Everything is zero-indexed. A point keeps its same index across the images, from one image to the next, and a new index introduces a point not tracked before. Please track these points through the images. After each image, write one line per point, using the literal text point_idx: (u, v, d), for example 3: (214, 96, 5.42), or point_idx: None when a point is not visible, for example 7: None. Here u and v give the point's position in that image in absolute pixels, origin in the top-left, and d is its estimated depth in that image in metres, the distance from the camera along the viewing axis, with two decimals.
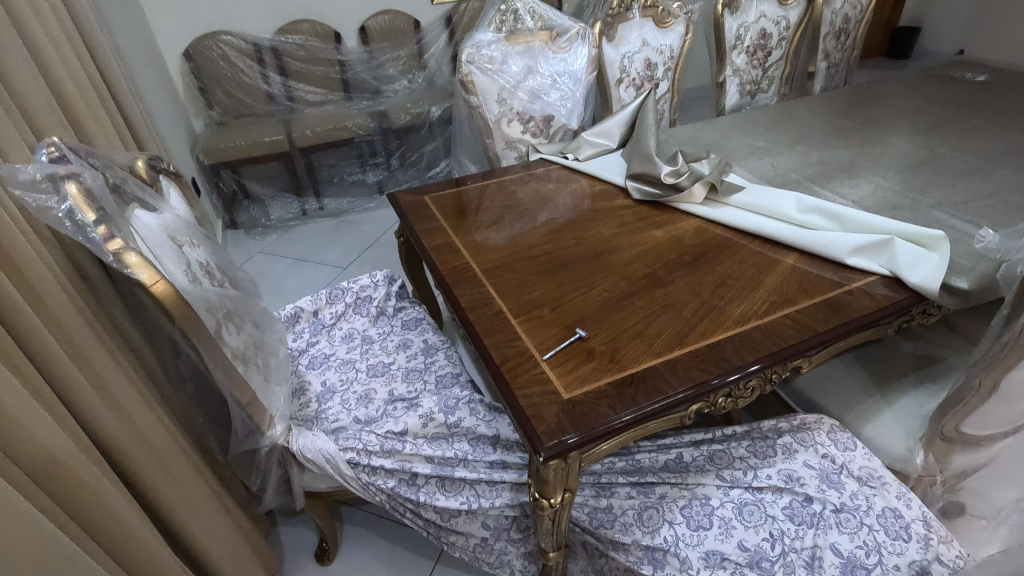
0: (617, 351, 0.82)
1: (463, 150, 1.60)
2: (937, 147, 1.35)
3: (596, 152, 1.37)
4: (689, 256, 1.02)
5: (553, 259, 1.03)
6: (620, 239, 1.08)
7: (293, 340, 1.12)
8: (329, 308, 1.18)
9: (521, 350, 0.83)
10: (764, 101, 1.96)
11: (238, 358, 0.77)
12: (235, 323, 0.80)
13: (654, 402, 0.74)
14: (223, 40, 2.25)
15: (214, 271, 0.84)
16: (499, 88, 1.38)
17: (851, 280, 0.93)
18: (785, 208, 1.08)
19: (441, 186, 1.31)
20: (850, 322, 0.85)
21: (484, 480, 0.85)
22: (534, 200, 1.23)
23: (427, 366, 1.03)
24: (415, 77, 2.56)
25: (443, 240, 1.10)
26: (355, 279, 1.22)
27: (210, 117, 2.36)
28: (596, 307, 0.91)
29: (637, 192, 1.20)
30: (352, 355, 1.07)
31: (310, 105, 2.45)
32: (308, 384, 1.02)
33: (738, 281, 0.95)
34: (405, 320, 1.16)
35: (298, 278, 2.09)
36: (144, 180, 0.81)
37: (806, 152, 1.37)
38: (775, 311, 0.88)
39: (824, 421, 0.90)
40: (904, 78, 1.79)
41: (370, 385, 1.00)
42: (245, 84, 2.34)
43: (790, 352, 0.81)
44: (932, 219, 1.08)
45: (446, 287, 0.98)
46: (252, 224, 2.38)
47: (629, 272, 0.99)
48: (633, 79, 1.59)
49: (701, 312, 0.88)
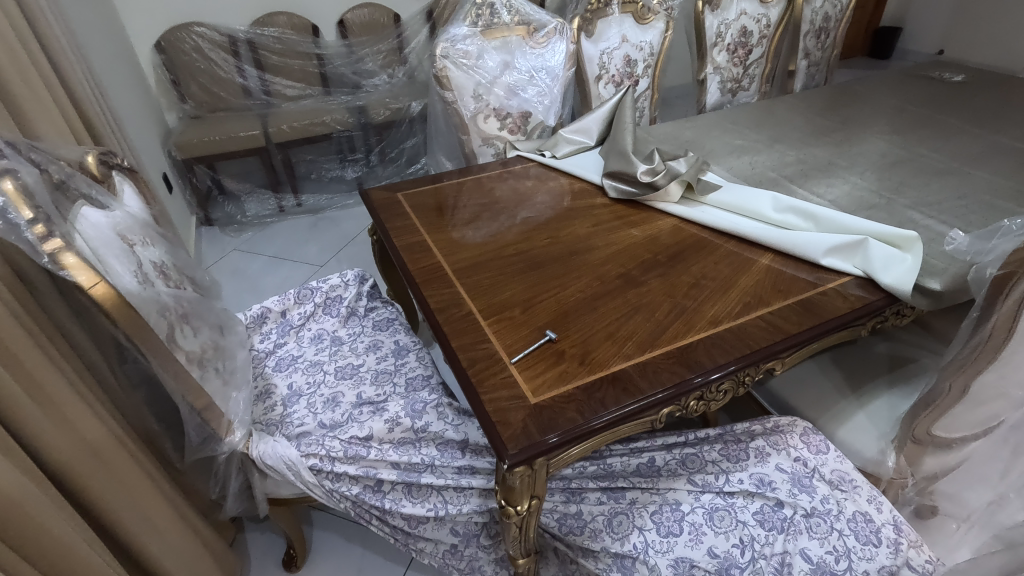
0: (588, 353, 0.80)
1: (439, 146, 1.57)
2: (914, 147, 1.35)
3: (574, 149, 1.35)
4: (663, 256, 1.01)
5: (527, 259, 1.01)
6: (595, 239, 1.06)
7: (260, 340, 1.09)
8: (298, 308, 1.15)
9: (489, 352, 0.81)
10: (745, 99, 1.95)
11: (193, 363, 0.74)
12: (190, 325, 0.77)
13: (625, 405, 0.72)
14: (196, 31, 2.18)
15: (171, 272, 0.80)
16: (475, 83, 1.36)
17: (826, 281, 0.92)
18: (761, 207, 1.07)
19: (418, 184, 1.28)
20: (825, 323, 0.84)
21: (451, 486, 0.83)
22: (510, 198, 1.21)
23: (397, 369, 1.02)
24: (395, 72, 2.50)
25: (416, 239, 1.08)
26: (325, 278, 1.19)
27: (184, 110, 2.30)
28: (568, 307, 0.89)
29: (613, 191, 1.18)
30: (320, 357, 1.05)
31: (287, 99, 2.40)
32: (275, 387, 0.99)
33: (712, 281, 0.93)
34: (376, 320, 1.14)
35: (274, 277, 2.05)
36: (94, 176, 0.77)
37: (784, 151, 1.36)
38: (749, 312, 0.87)
39: (798, 424, 0.89)
40: (883, 77, 1.79)
41: (338, 388, 0.98)
42: (219, 78, 2.27)
43: (763, 353, 0.80)
44: (907, 220, 1.07)
45: (415, 287, 0.96)
46: (227, 221, 2.33)
47: (603, 272, 0.97)
48: (612, 76, 1.57)
49: (674, 313, 0.87)
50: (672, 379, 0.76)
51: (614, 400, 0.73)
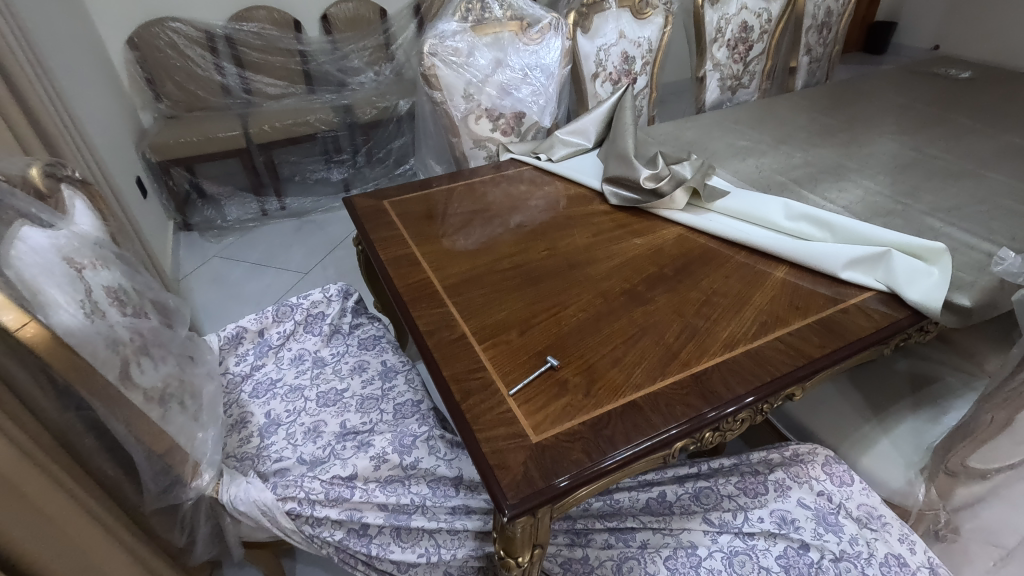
0: (593, 382, 0.73)
1: (427, 148, 1.48)
2: (926, 148, 1.28)
3: (571, 152, 1.28)
4: (670, 269, 0.93)
5: (523, 273, 0.93)
6: (596, 250, 0.98)
7: (235, 362, 1.01)
8: (276, 327, 1.06)
9: (484, 382, 0.73)
10: (745, 96, 1.88)
11: (152, 402, 0.66)
12: (150, 357, 0.69)
13: (637, 444, 0.65)
14: (171, 27, 2.08)
15: (129, 297, 0.72)
16: (466, 82, 1.28)
17: (846, 297, 0.86)
18: (772, 215, 1.00)
19: (405, 190, 1.20)
20: (850, 345, 0.77)
21: (444, 529, 0.75)
22: (504, 204, 1.14)
23: (384, 395, 0.95)
24: (382, 69, 2.40)
25: (402, 251, 1.00)
26: (306, 293, 1.11)
27: (159, 110, 2.20)
28: (570, 329, 0.81)
29: (615, 197, 1.10)
30: (301, 381, 0.97)
31: (269, 98, 2.30)
32: (251, 416, 0.92)
33: (724, 298, 0.86)
34: (362, 338, 1.06)
35: (256, 284, 1.96)
36: (39, 191, 0.69)
37: (791, 152, 1.29)
38: (766, 334, 0.80)
39: (819, 452, 0.83)
40: (887, 74, 1.73)
41: (319, 417, 0.91)
42: (197, 76, 2.17)
43: (784, 381, 0.73)
44: (926, 227, 1.01)
45: (403, 306, 0.88)
46: (207, 226, 2.23)
47: (606, 287, 0.89)
48: (610, 74, 1.50)
49: (684, 334, 0.80)
50: (687, 412, 0.69)
51: (623, 438, 0.66)
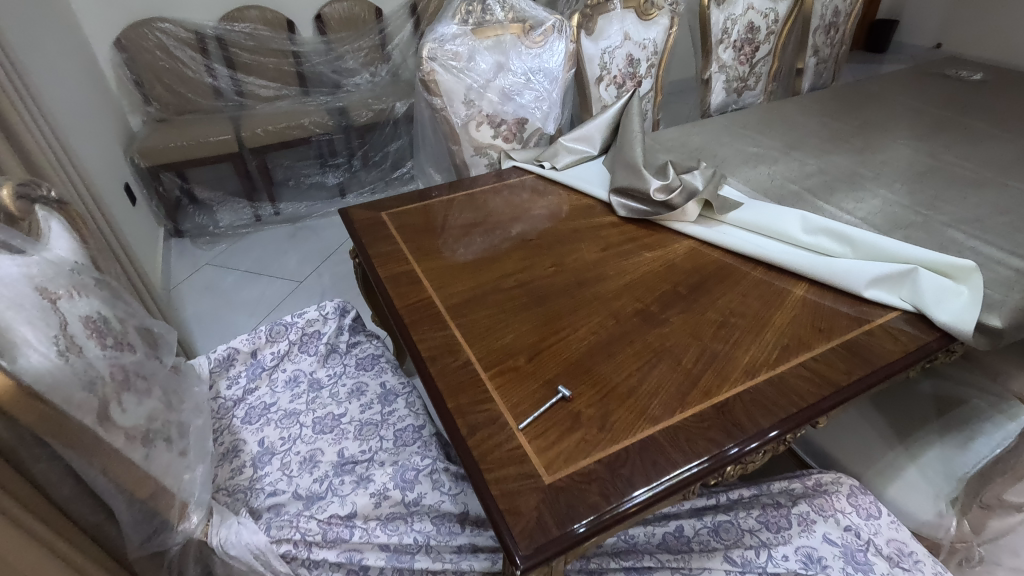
0: (608, 415, 0.69)
1: (425, 155, 1.43)
2: (942, 154, 1.24)
3: (576, 159, 1.23)
4: (684, 287, 0.89)
5: (529, 292, 0.88)
6: (606, 266, 0.94)
7: (226, 386, 0.96)
8: (270, 347, 1.01)
9: (492, 415, 0.69)
10: (750, 99, 1.84)
11: (135, 441, 0.61)
12: (133, 392, 0.64)
13: (656, 484, 0.61)
14: (160, 27, 2.02)
15: (110, 327, 0.67)
16: (467, 88, 1.23)
17: (870, 317, 0.81)
18: (789, 228, 0.96)
19: (404, 200, 1.15)
20: (878, 372, 0.73)
21: (449, 570, 0.71)
22: (508, 215, 1.09)
23: (384, 420, 0.90)
24: (378, 70, 2.35)
25: (402, 268, 0.95)
26: (301, 311, 1.06)
27: (149, 113, 2.14)
28: (581, 355, 0.77)
29: (623, 209, 1.06)
30: (296, 405, 0.92)
31: (262, 100, 2.24)
32: (244, 445, 0.87)
33: (743, 319, 0.82)
34: (360, 358, 1.02)
35: (250, 292, 1.91)
36: (10, 215, 0.64)
37: (803, 159, 1.25)
38: (788, 359, 0.75)
39: (843, 482, 0.79)
40: (897, 75, 1.68)
41: (315, 445, 0.86)
42: (187, 78, 2.11)
43: (811, 413, 0.69)
44: (949, 240, 0.96)
45: (403, 329, 0.83)
46: (199, 232, 2.18)
47: (617, 308, 0.85)
48: (614, 77, 1.45)
49: (702, 360, 0.75)
50: (709, 448, 0.65)
51: (643, 480, 0.62)
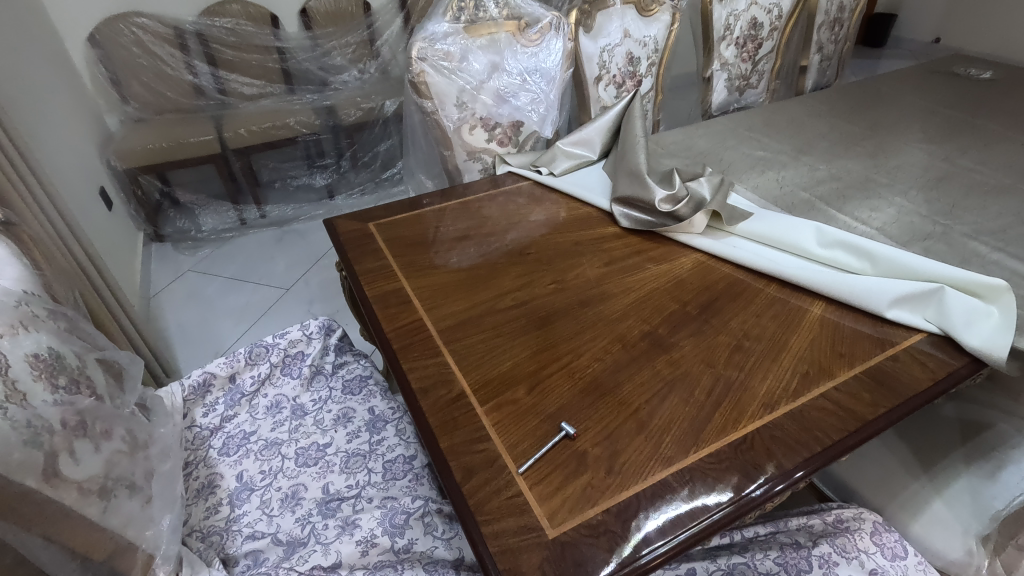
0: (616, 455, 0.63)
1: (415, 160, 1.36)
2: (958, 159, 1.19)
3: (575, 164, 1.17)
4: (693, 306, 0.83)
5: (527, 313, 0.82)
6: (609, 283, 0.88)
7: (202, 414, 0.89)
8: (249, 371, 0.94)
9: (489, 456, 0.63)
10: (753, 98, 1.78)
11: (90, 495, 0.55)
12: (86, 437, 0.58)
13: (670, 537, 0.55)
14: (137, 22, 1.93)
15: (63, 364, 0.61)
16: (459, 90, 1.17)
17: (894, 340, 0.76)
18: (803, 241, 0.90)
19: (394, 209, 1.08)
20: (907, 403, 0.68)
21: None
22: (505, 224, 1.03)
23: (372, 451, 0.84)
24: (367, 67, 2.26)
25: (391, 286, 0.88)
26: (283, 330, 0.99)
27: (127, 113, 2.05)
28: (585, 385, 0.71)
29: (626, 219, 1.00)
30: (278, 435, 0.86)
31: (245, 99, 2.16)
32: (220, 479, 0.81)
33: (758, 343, 0.76)
34: (347, 380, 0.95)
35: (235, 300, 1.84)
36: None
37: (813, 164, 1.19)
38: (808, 389, 0.70)
39: (866, 518, 0.74)
40: (904, 74, 1.63)
41: (298, 480, 0.80)
42: (166, 75, 2.02)
43: (836, 451, 0.63)
44: (971, 253, 0.91)
45: (392, 356, 0.77)
46: (181, 237, 2.10)
47: (622, 330, 0.79)
48: (613, 76, 1.38)
49: (717, 390, 0.70)
50: (727, 494, 0.59)
51: (656, 531, 0.56)
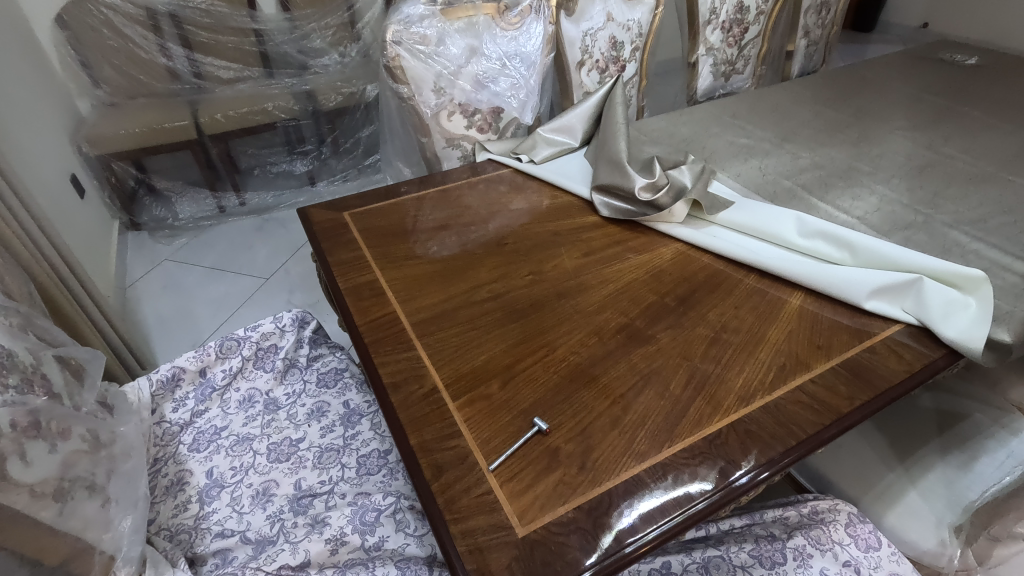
0: (590, 450, 0.62)
1: (394, 148, 1.34)
2: (941, 147, 1.18)
3: (555, 152, 1.15)
4: (671, 297, 0.82)
5: (503, 306, 0.81)
6: (588, 274, 0.86)
7: (172, 409, 0.87)
8: (220, 364, 0.92)
9: (461, 453, 0.62)
10: (739, 83, 1.76)
11: (44, 498, 0.54)
12: (37, 437, 0.56)
13: (643, 534, 0.55)
14: (105, 2, 1.85)
15: (13, 364, 0.59)
16: (436, 75, 1.14)
17: (872, 332, 0.75)
18: (783, 231, 0.89)
19: (370, 197, 1.06)
20: (882, 396, 0.67)
21: None
22: (484, 214, 1.00)
23: (346, 445, 0.83)
24: (347, 50, 2.20)
25: (365, 278, 0.86)
26: (255, 323, 0.96)
27: (98, 97, 2.00)
28: (559, 379, 0.70)
29: (606, 208, 0.98)
30: (250, 430, 0.84)
31: (221, 83, 2.10)
32: (190, 476, 0.79)
33: (736, 335, 0.75)
34: (321, 373, 0.93)
35: (214, 290, 1.81)
36: None
37: (796, 152, 1.18)
38: (785, 382, 0.69)
39: (841, 510, 0.74)
40: (890, 60, 1.62)
41: (270, 476, 0.79)
42: (139, 59, 1.96)
43: (811, 445, 0.62)
44: (951, 243, 0.91)
45: (363, 350, 0.75)
46: (158, 226, 2.07)
47: (599, 322, 0.78)
48: (596, 61, 1.36)
49: (693, 384, 0.69)
50: (702, 488, 0.58)
51: (628, 528, 0.55)
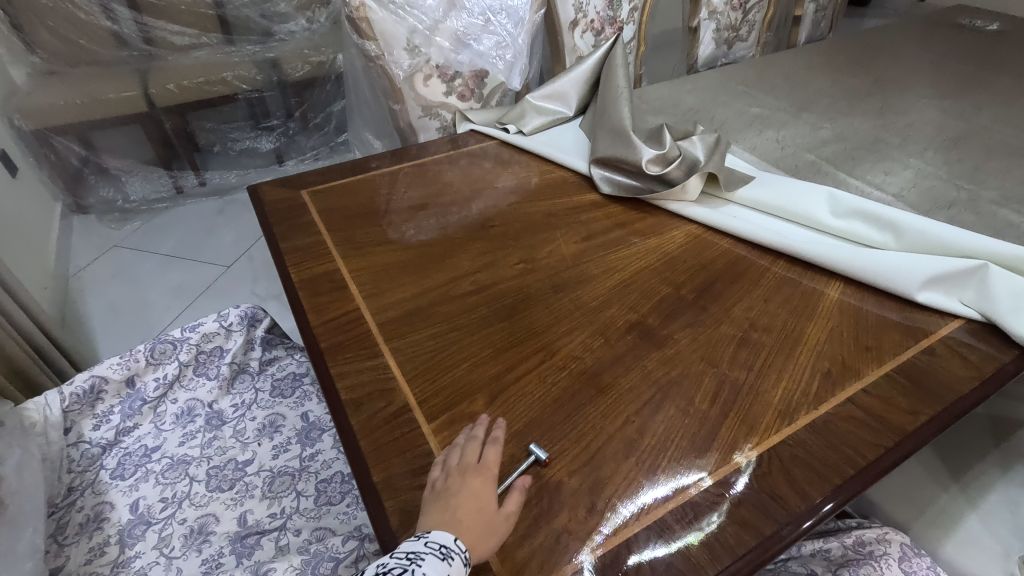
0: (599, 486, 0.49)
1: (363, 119, 1.19)
2: (973, 117, 1.07)
3: (547, 121, 1.01)
4: (688, 290, 0.69)
5: (490, 302, 0.67)
6: (589, 261, 0.73)
7: (93, 427, 0.72)
8: (153, 372, 0.77)
9: None
10: (741, 52, 1.62)
11: None
12: None
13: (646, 552, 0.45)
14: None
15: None
16: (409, 30, 0.98)
17: (925, 329, 0.63)
18: (813, 210, 0.77)
19: (333, 173, 0.91)
20: (949, 411, 0.55)
21: None
22: (467, 192, 0.86)
23: (303, 469, 0.69)
24: (316, 15, 1.98)
25: (323, 267, 0.72)
26: (195, 321, 0.81)
27: (34, 64, 1.80)
28: (558, 393, 0.56)
29: (607, 184, 0.85)
30: (188, 452, 0.70)
31: (175, 50, 1.90)
32: (110, 511, 0.65)
33: (768, 334, 0.63)
34: (276, 380, 0.80)
35: (169, 279, 1.65)
36: None
37: (815, 122, 1.05)
38: (833, 393, 0.57)
39: (892, 540, 0.63)
40: (907, 25, 1.49)
41: (208, 510, 0.65)
42: (80, 22, 1.75)
43: (874, 474, 0.50)
44: (1002, 223, 0.79)
45: (318, 357, 0.61)
46: (107, 208, 1.90)
47: (605, 320, 0.65)
48: (591, 22, 1.21)
49: (722, 397, 0.56)
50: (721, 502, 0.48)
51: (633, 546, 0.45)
